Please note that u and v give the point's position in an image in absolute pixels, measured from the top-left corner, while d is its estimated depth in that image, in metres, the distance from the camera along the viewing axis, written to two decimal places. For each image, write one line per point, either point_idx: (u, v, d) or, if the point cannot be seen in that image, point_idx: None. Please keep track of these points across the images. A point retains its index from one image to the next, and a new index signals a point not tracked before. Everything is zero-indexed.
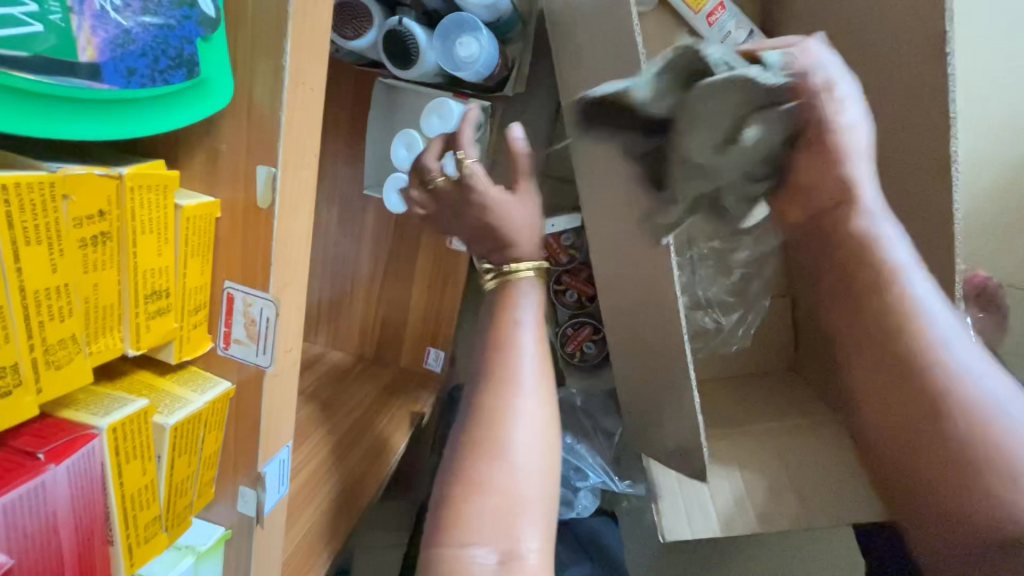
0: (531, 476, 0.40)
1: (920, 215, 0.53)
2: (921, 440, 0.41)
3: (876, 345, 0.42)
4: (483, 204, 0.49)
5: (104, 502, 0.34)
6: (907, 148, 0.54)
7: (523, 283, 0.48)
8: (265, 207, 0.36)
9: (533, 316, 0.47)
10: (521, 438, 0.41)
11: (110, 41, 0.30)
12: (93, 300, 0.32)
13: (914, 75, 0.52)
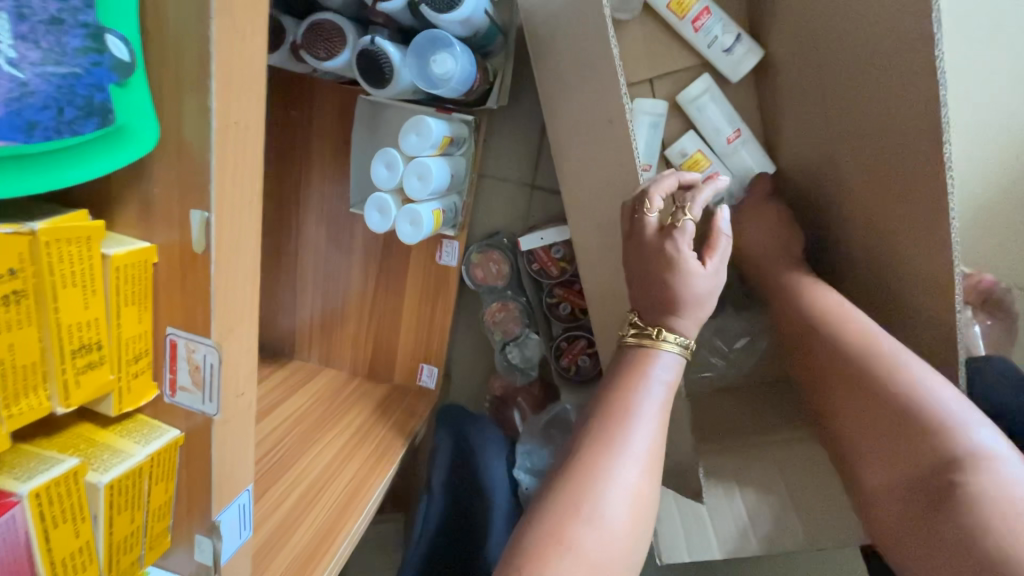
0: (611, 525, 0.40)
1: (909, 226, 0.51)
2: (875, 421, 0.49)
3: (841, 366, 0.53)
4: (670, 264, 0.48)
5: (32, 567, 0.33)
6: (892, 157, 0.51)
7: (664, 356, 0.49)
8: (200, 252, 0.34)
9: (667, 379, 0.48)
10: (617, 485, 0.42)
11: (6, 95, 0.29)
12: (10, 362, 0.31)
13: (898, 81, 0.49)
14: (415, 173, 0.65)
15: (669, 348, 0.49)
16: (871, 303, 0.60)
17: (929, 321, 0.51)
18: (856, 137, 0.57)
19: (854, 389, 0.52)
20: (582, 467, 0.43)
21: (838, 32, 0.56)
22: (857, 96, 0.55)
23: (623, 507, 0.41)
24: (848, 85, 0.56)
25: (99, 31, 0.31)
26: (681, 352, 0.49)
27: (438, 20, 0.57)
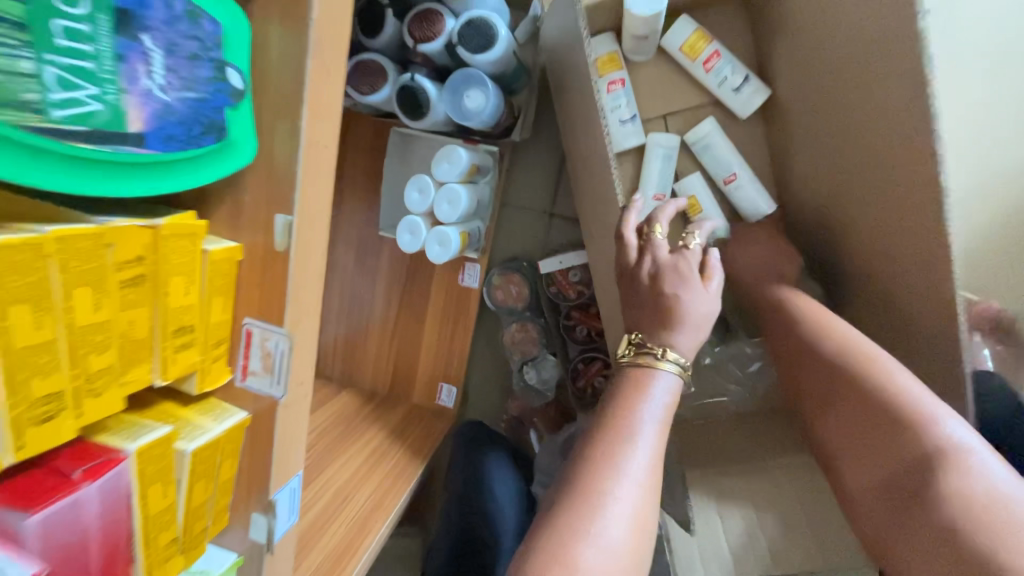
0: (614, 538, 0.41)
1: (909, 251, 0.54)
2: (863, 432, 0.51)
3: (822, 371, 0.56)
4: (684, 280, 0.53)
5: (128, 525, 0.36)
6: (891, 188, 0.55)
7: (662, 377, 0.50)
8: (281, 250, 0.39)
9: (664, 402, 0.49)
10: (620, 506, 0.42)
11: (155, 113, 0.34)
12: (128, 333, 0.35)
13: (894, 120, 0.53)
14: (446, 199, 0.70)
15: (669, 364, 0.50)
16: (878, 325, 0.63)
17: (934, 341, 0.54)
18: (857, 171, 0.61)
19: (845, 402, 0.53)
20: (580, 483, 0.44)
21: (837, 77, 0.61)
22: (857, 133, 0.60)
23: (621, 517, 0.42)
24: (848, 124, 0.60)
25: (221, 64, 0.36)
26: (679, 370, 0.50)
27: (472, 60, 0.63)
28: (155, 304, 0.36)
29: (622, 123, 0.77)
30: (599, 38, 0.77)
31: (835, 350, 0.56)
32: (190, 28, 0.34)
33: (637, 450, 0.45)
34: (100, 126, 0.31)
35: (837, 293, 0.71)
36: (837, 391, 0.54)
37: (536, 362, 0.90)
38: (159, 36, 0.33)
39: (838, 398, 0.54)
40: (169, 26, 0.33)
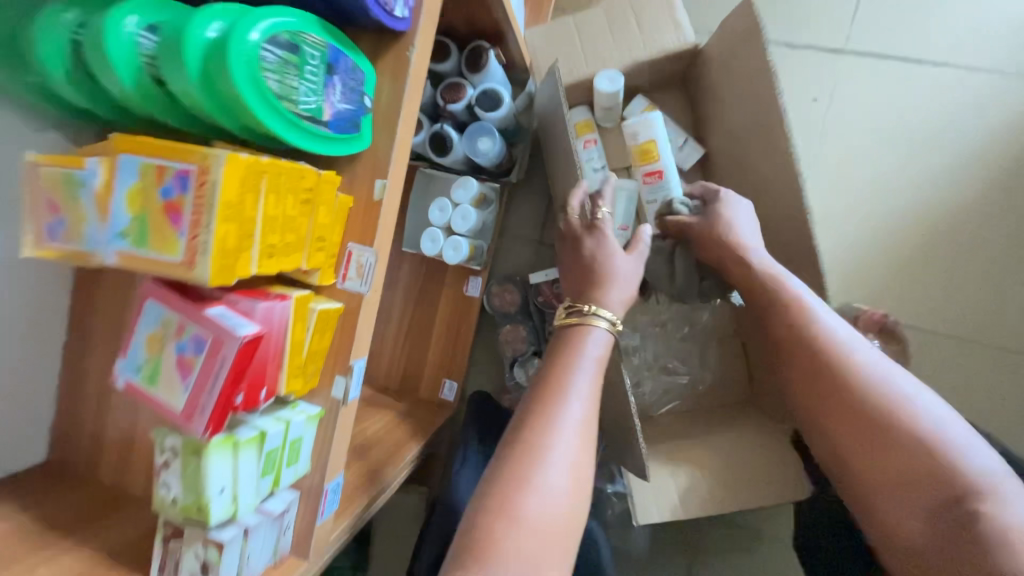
0: (551, 486, 0.50)
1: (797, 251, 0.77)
2: (863, 433, 0.59)
3: (831, 381, 0.62)
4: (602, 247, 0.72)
5: (279, 352, 0.46)
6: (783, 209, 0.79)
7: (597, 329, 0.63)
8: (378, 197, 0.52)
9: (596, 354, 0.62)
10: (558, 454, 0.51)
11: (338, 113, 0.47)
12: (304, 215, 0.47)
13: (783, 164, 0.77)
14: (462, 216, 0.92)
15: (602, 323, 0.64)
16: None
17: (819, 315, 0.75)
18: (768, 200, 0.84)
19: (840, 402, 0.61)
20: (527, 439, 0.52)
21: (750, 138, 0.85)
22: (766, 175, 0.84)
23: (559, 465, 0.51)
24: (761, 169, 0.85)
25: (363, 95, 0.50)
26: (611, 326, 0.65)
27: (486, 116, 0.88)
28: (311, 215, 0.48)
29: (594, 171, 1.01)
30: (576, 109, 1.03)
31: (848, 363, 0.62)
32: (356, 72, 0.48)
33: (569, 406, 0.55)
34: (309, 129, 0.45)
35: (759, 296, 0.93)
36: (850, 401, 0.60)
37: (524, 361, 1.07)
38: (342, 78, 0.47)
39: (852, 412, 0.60)
40: (347, 72, 0.47)
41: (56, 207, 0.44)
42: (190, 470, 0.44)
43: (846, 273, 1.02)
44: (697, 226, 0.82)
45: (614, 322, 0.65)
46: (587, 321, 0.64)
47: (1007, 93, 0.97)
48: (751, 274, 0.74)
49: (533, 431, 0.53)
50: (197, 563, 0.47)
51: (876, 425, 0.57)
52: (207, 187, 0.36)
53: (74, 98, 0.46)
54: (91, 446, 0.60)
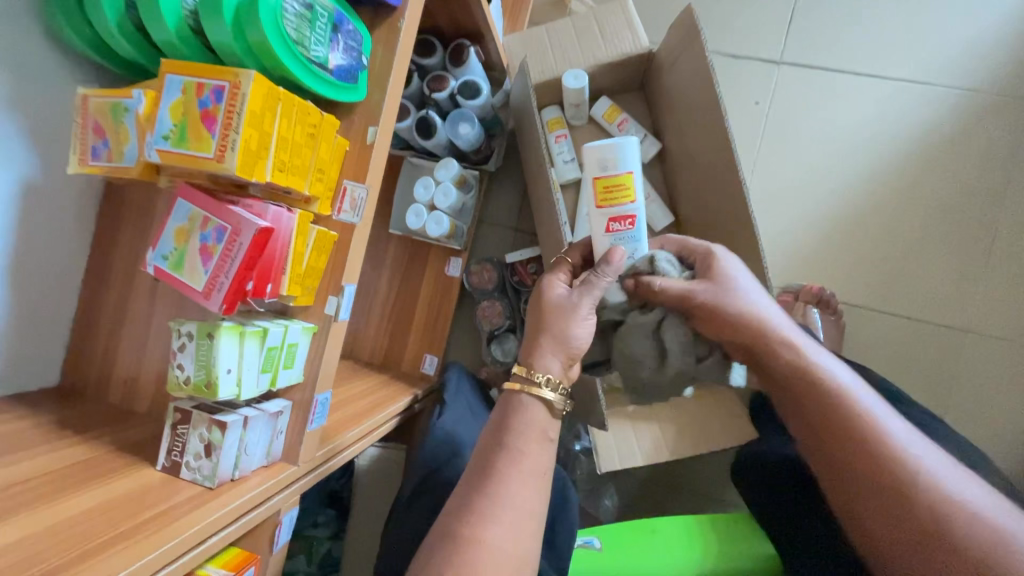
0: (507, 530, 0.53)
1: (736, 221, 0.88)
2: (885, 503, 0.55)
3: (847, 438, 0.59)
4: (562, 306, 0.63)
5: (282, 258, 0.54)
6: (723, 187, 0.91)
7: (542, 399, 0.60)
8: (370, 141, 0.62)
9: (541, 418, 0.60)
10: (516, 500, 0.55)
11: (341, 66, 0.58)
12: (309, 145, 0.56)
13: (721, 149, 0.90)
14: (446, 194, 1.03)
15: (545, 395, 0.60)
16: None
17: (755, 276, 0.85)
18: (711, 182, 0.96)
19: (875, 483, 0.57)
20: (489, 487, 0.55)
21: (695, 130, 0.98)
22: (708, 161, 0.96)
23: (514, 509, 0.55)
24: (704, 156, 0.97)
25: (360, 55, 0.60)
26: (555, 397, 0.61)
27: (466, 104, 1.00)
28: (314, 148, 0.57)
29: (565, 162, 1.13)
30: (548, 108, 1.15)
31: (858, 414, 0.59)
32: (355, 35, 0.59)
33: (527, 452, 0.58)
34: (316, 74, 0.55)
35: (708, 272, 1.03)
36: (864, 456, 0.57)
37: (500, 337, 1.16)
38: (344, 37, 0.58)
39: (866, 467, 0.57)
40: (348, 34, 0.58)
41: (102, 130, 0.53)
42: (202, 350, 0.52)
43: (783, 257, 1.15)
44: (695, 291, 0.66)
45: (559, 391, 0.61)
46: (528, 394, 0.61)
47: (922, 101, 1.12)
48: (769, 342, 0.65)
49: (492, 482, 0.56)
50: (201, 445, 0.54)
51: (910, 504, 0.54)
52: (238, 98, 0.47)
53: (122, 48, 0.55)
54: (104, 366, 0.66)
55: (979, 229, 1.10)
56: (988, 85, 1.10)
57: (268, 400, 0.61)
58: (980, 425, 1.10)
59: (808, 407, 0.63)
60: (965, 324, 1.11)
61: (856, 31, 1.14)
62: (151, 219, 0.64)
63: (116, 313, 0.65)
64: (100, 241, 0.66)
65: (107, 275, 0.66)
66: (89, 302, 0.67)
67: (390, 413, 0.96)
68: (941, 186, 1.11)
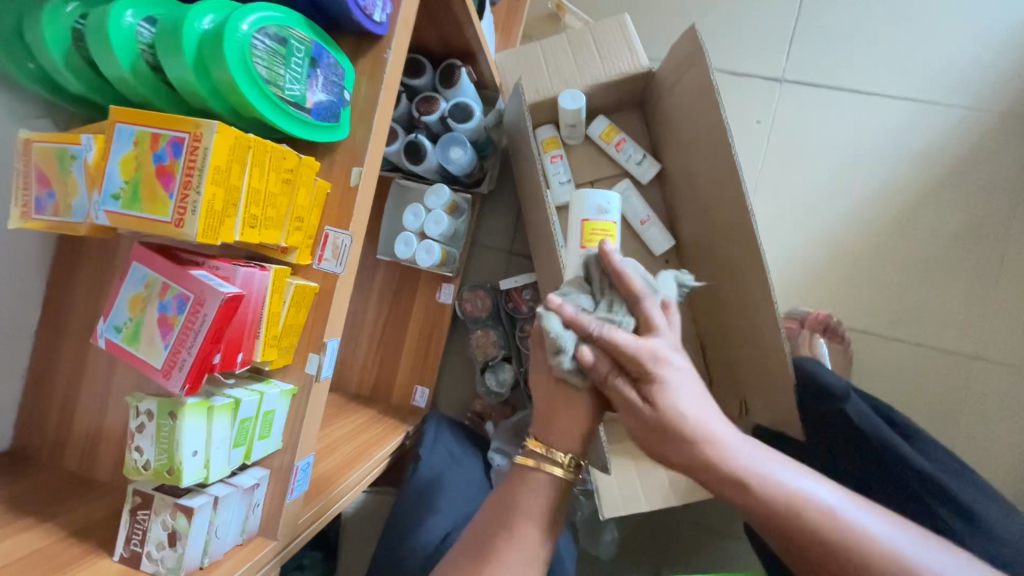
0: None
1: (745, 254, 0.83)
2: None
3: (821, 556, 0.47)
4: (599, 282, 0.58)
5: (255, 320, 0.49)
6: (729, 216, 0.86)
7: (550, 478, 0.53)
8: (354, 184, 0.56)
9: (542, 494, 0.53)
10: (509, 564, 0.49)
11: (320, 103, 0.52)
12: (286, 194, 0.50)
13: (726, 176, 0.85)
14: (435, 221, 0.97)
15: (552, 472, 0.53)
16: (735, 318, 0.89)
17: (766, 314, 0.80)
18: (714, 209, 0.91)
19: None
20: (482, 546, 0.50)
21: (698, 154, 0.93)
22: (709, 187, 0.92)
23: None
24: (706, 182, 0.92)
25: (342, 90, 0.54)
26: (564, 475, 0.53)
27: (458, 127, 0.94)
28: (291, 196, 0.51)
29: (561, 184, 1.07)
30: (543, 127, 1.09)
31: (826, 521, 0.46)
32: (336, 69, 0.53)
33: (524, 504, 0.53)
34: (292, 114, 0.50)
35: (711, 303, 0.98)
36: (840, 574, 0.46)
37: (495, 367, 1.10)
38: (324, 71, 0.52)
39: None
40: (328, 68, 0.52)
41: (47, 180, 0.46)
42: (163, 430, 0.47)
43: (788, 281, 1.11)
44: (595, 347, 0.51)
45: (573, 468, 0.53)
46: (540, 470, 0.54)
47: (927, 120, 1.08)
48: (687, 445, 0.49)
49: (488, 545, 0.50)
50: (165, 533, 0.48)
51: None
52: (199, 152, 0.41)
53: (75, 85, 0.49)
54: (59, 432, 0.58)
55: (987, 251, 1.06)
56: (992, 105, 1.07)
57: (243, 471, 0.55)
58: (995, 458, 1.04)
59: (774, 529, 0.48)
60: (976, 351, 1.06)
61: (859, 48, 1.10)
62: (113, 267, 0.57)
63: (72, 373, 0.58)
64: (52, 293, 0.59)
65: (62, 328, 0.58)
66: (41, 358, 0.59)
67: (382, 455, 0.90)
68: (947, 208, 1.07)
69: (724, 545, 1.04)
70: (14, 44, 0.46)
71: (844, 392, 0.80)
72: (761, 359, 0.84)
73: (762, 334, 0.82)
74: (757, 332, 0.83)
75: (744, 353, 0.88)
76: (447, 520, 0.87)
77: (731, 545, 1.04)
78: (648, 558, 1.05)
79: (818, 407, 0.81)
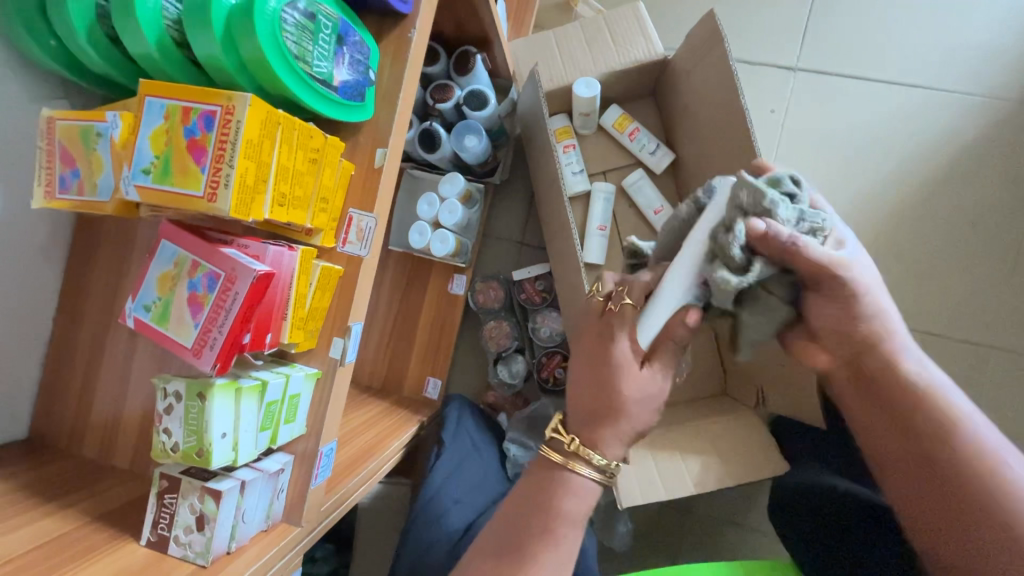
0: None
1: None
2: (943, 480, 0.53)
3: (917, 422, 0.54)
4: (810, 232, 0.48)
5: (283, 299, 0.48)
6: None
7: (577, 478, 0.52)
8: (378, 165, 0.55)
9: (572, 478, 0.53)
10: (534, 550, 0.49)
11: (346, 82, 0.51)
12: (313, 172, 0.50)
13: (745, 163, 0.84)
14: (450, 210, 0.96)
15: (584, 473, 0.52)
16: None
17: None
18: None
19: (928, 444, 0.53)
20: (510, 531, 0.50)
21: (714, 142, 0.92)
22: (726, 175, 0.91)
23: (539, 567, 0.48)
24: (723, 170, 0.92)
25: (367, 69, 0.54)
26: (598, 477, 0.52)
27: (473, 115, 0.93)
28: (317, 175, 0.50)
29: (574, 173, 1.07)
30: (556, 116, 1.08)
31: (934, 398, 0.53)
32: (362, 47, 0.53)
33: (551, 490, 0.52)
34: (320, 91, 0.49)
35: None
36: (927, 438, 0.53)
37: (507, 359, 1.09)
38: (350, 49, 0.51)
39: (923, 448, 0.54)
40: (353, 46, 0.52)
41: (71, 158, 0.45)
42: (192, 412, 0.46)
43: None
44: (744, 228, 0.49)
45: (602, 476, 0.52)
46: (569, 469, 0.52)
47: (943, 108, 1.08)
48: (874, 343, 0.53)
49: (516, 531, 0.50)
50: (192, 518, 0.48)
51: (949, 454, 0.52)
52: (231, 126, 0.41)
53: (96, 63, 0.48)
54: (78, 418, 0.57)
55: (1003, 240, 1.05)
56: (1010, 93, 1.06)
57: (267, 456, 0.54)
58: None
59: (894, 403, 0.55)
60: (990, 341, 1.05)
61: (875, 35, 1.09)
62: (131, 251, 0.56)
63: (91, 358, 0.57)
64: (72, 276, 0.58)
65: (81, 312, 0.57)
66: (60, 344, 0.58)
67: (398, 445, 0.89)
68: (964, 196, 1.07)
69: (739, 535, 1.04)
70: (36, 20, 0.45)
71: None
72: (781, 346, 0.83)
73: None
74: None
75: None
76: (469, 510, 0.86)
77: (746, 535, 1.03)
78: (663, 550, 1.05)
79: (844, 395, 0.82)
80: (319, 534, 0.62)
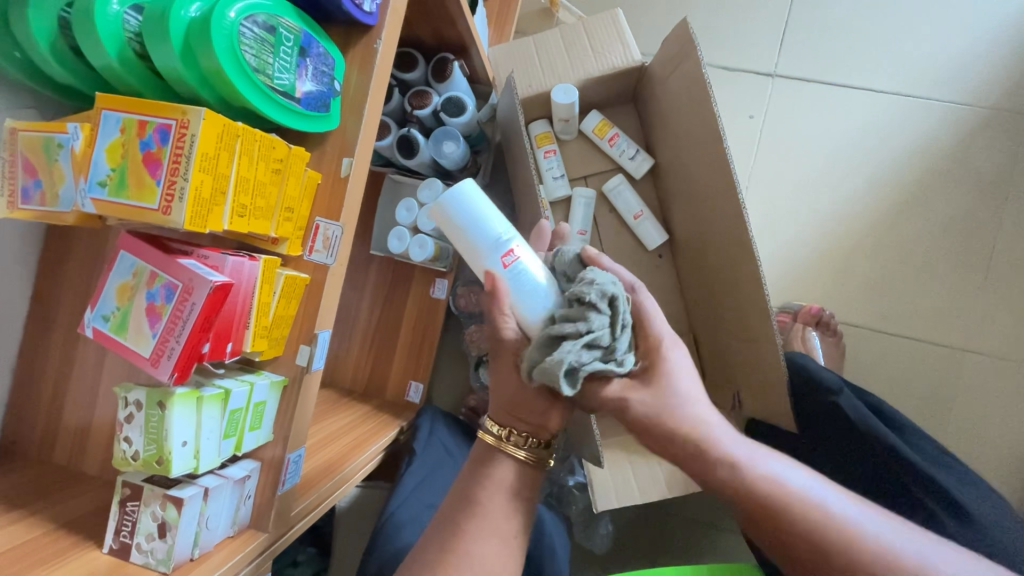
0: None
1: (740, 247, 0.83)
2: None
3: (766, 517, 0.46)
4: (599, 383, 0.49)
5: (243, 308, 0.49)
6: (722, 209, 0.86)
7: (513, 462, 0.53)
8: (344, 175, 0.56)
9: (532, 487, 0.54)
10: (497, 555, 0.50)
11: (310, 93, 0.52)
12: (275, 183, 0.50)
13: (718, 169, 0.85)
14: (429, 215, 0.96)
15: (517, 455, 0.54)
16: (729, 310, 0.89)
17: (760, 307, 0.80)
18: (708, 202, 0.91)
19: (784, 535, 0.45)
20: (470, 538, 0.50)
21: (690, 147, 0.93)
22: (702, 180, 0.91)
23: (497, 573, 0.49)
24: (699, 175, 0.92)
25: (333, 79, 0.54)
26: (529, 457, 0.54)
27: (451, 121, 0.94)
28: (281, 185, 0.51)
29: (554, 178, 1.07)
30: (537, 122, 1.08)
31: (766, 480, 0.46)
32: (326, 58, 0.53)
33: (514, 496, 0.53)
34: (282, 103, 0.50)
35: (704, 298, 0.98)
36: (782, 534, 0.45)
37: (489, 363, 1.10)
38: (314, 61, 0.52)
39: (781, 544, 0.46)
40: (317, 57, 0.52)
41: (34, 169, 0.46)
42: (153, 421, 0.46)
43: (780, 274, 1.11)
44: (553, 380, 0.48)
45: (530, 457, 0.54)
46: (502, 452, 0.54)
47: (919, 115, 1.09)
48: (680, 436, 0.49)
49: (477, 541, 0.50)
50: (154, 525, 0.48)
51: (811, 540, 0.44)
52: (187, 140, 0.41)
53: (62, 76, 0.48)
54: (48, 426, 0.58)
55: (978, 245, 1.07)
56: (985, 100, 1.07)
57: (233, 463, 0.55)
58: (986, 450, 1.05)
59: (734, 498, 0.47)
60: (965, 343, 1.07)
61: (851, 42, 1.11)
62: (101, 260, 0.56)
63: (60, 366, 0.57)
64: (42, 285, 0.58)
65: (52, 320, 0.58)
66: (31, 352, 0.58)
67: (376, 449, 0.90)
68: (940, 201, 1.08)
69: (718, 537, 1.04)
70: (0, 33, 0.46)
71: (837, 386, 0.80)
72: (755, 351, 0.84)
73: (756, 327, 0.82)
74: (751, 325, 0.84)
75: (738, 346, 0.89)
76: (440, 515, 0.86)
77: (725, 537, 1.04)
78: (642, 552, 1.06)
79: (813, 398, 0.82)
80: (288, 537, 0.63)
